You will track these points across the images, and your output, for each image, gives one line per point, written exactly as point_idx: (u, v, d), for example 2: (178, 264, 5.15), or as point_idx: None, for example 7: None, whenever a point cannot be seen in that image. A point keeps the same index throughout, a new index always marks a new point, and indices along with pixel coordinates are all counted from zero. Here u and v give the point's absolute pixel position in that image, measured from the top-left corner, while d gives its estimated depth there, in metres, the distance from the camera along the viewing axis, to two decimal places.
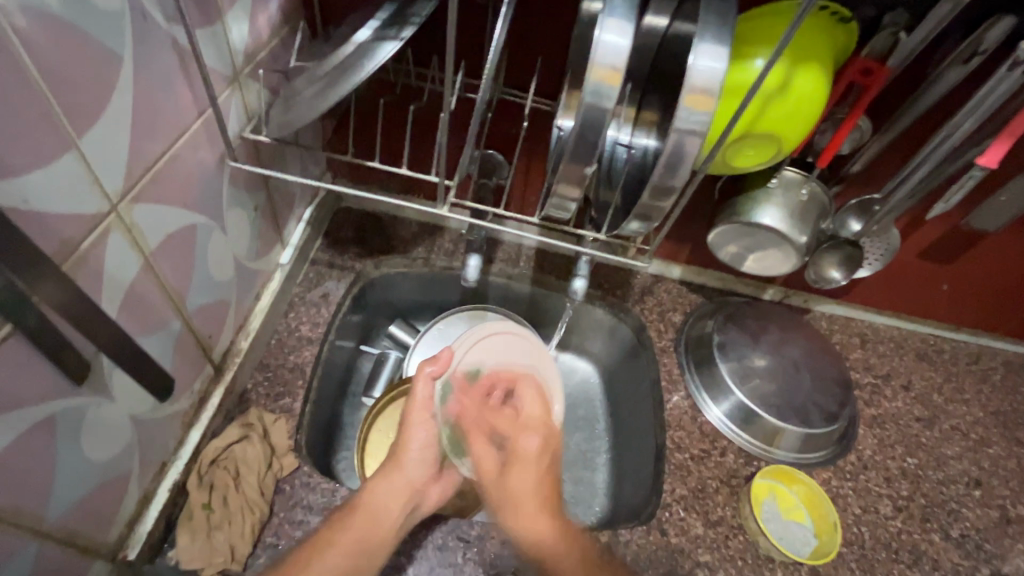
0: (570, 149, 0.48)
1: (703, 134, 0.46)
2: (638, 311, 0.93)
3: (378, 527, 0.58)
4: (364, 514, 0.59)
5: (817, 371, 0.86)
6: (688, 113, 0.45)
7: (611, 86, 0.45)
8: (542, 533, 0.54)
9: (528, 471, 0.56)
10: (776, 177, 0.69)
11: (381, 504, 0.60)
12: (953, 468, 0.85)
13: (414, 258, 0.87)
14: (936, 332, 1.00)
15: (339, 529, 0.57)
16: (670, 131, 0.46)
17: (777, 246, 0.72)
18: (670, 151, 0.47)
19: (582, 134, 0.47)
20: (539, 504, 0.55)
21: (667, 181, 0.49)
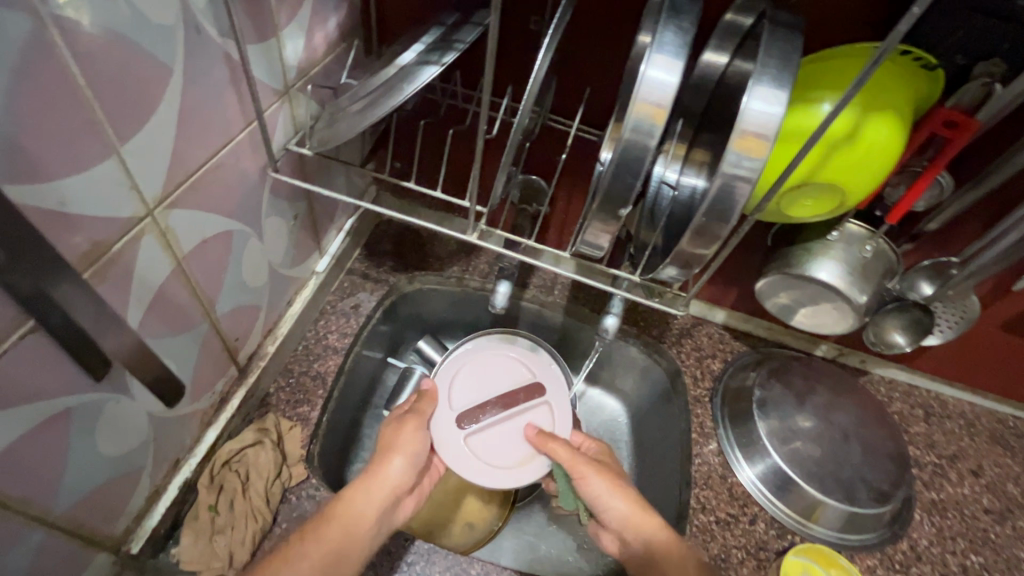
0: (605, 186, 0.45)
1: (752, 181, 0.42)
2: (674, 353, 0.89)
3: (355, 537, 0.51)
4: (343, 520, 0.51)
5: (869, 444, 0.78)
6: (738, 158, 0.42)
7: (654, 125, 0.42)
8: (626, 512, 0.56)
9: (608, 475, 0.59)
10: (838, 229, 0.63)
11: (358, 510, 0.52)
12: None
13: (448, 276, 0.88)
14: (1016, 414, 0.89)
15: (315, 538, 0.50)
16: (715, 174, 0.43)
17: (832, 303, 0.66)
18: (716, 193, 0.43)
19: (622, 171, 0.44)
20: (619, 492, 0.57)
21: (709, 228, 0.46)
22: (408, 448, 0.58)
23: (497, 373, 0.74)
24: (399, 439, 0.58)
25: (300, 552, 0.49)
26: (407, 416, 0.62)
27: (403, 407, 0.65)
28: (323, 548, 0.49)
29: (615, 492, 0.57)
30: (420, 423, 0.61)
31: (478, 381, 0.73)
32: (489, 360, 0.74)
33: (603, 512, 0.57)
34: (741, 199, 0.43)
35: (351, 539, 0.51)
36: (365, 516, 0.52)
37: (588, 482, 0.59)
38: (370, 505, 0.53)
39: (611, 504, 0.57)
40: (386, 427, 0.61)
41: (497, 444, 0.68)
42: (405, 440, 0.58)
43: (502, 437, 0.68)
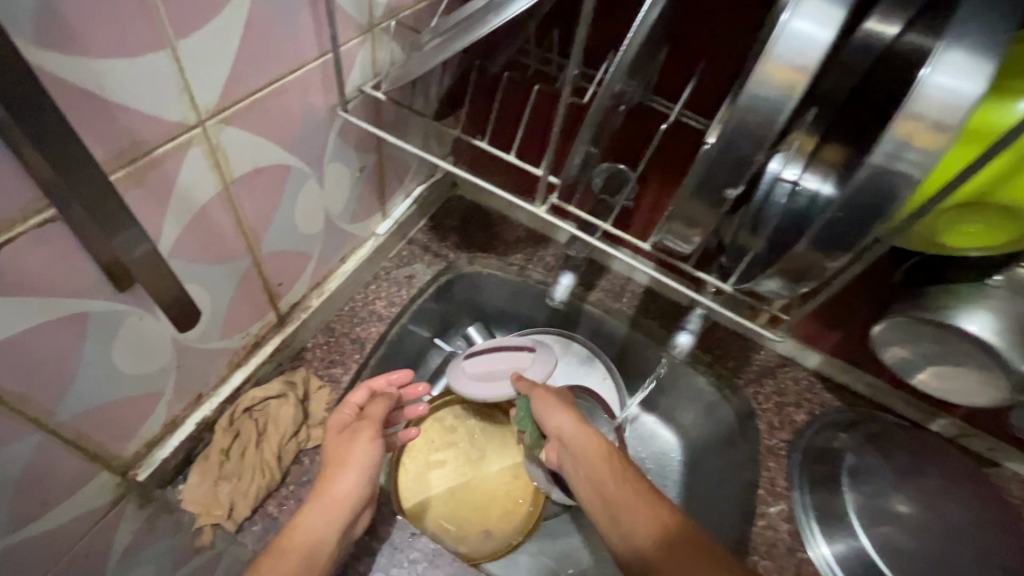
0: (705, 166, 0.37)
1: (914, 181, 0.32)
2: (750, 393, 0.77)
3: (315, 562, 0.50)
4: (299, 548, 0.50)
5: (991, 554, 0.62)
6: (899, 147, 0.31)
7: (789, 94, 0.33)
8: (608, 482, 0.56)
9: (581, 432, 0.61)
10: (1001, 274, 0.50)
11: (317, 535, 0.51)
12: None
13: (510, 263, 0.82)
14: None
15: (270, 573, 0.48)
16: (867, 159, 0.32)
17: (977, 364, 0.52)
18: (864, 182, 0.33)
19: (734, 144, 0.35)
20: (600, 456, 0.58)
21: (842, 233, 0.36)
22: (362, 459, 0.56)
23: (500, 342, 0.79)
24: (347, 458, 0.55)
25: None
26: (356, 428, 0.58)
27: (345, 416, 0.60)
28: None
29: (564, 410, 0.63)
30: (375, 431, 0.57)
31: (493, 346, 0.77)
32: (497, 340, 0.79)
33: (551, 426, 0.63)
34: (896, 198, 0.33)
35: (315, 553, 0.50)
36: (322, 537, 0.51)
37: (540, 399, 0.65)
38: (326, 523, 0.52)
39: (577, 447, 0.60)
40: (334, 441, 0.57)
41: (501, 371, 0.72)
42: (357, 452, 0.56)
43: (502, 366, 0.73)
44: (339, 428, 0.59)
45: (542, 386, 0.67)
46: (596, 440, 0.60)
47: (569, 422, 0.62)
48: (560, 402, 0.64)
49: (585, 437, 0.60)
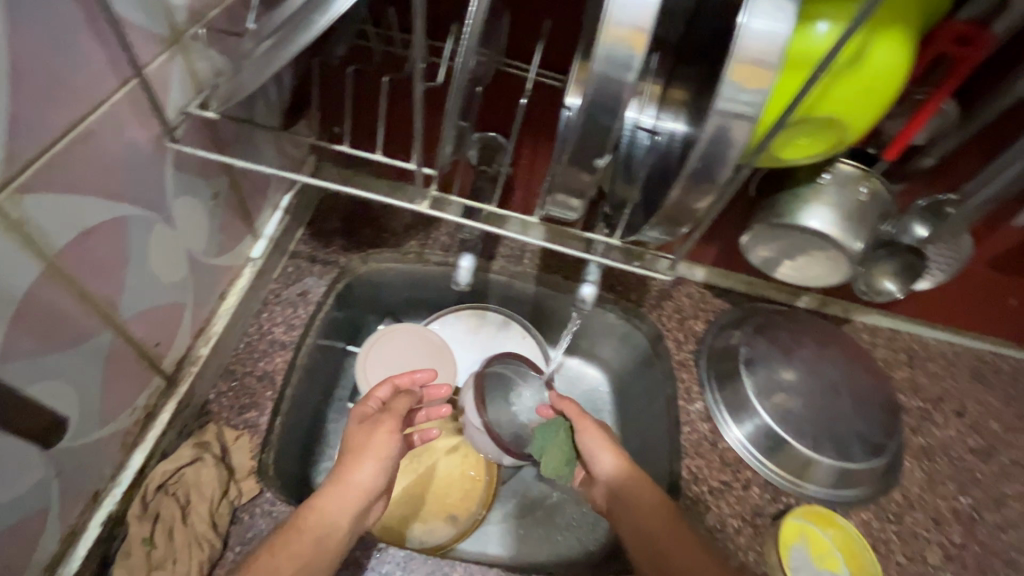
0: (575, 136, 0.38)
1: (753, 118, 0.36)
2: (655, 317, 0.84)
3: (327, 547, 0.52)
4: (313, 530, 0.52)
5: (860, 396, 0.75)
6: (735, 91, 0.35)
7: (633, 52, 0.34)
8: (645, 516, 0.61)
9: (621, 464, 0.66)
10: (829, 172, 0.58)
11: (332, 518, 0.54)
12: (1013, 509, 0.74)
13: (405, 252, 0.81)
14: (990, 348, 0.89)
15: (285, 552, 0.51)
16: (710, 112, 0.36)
17: (824, 252, 0.61)
18: (711, 138, 0.37)
19: (595, 111, 0.36)
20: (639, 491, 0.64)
21: (697, 183, 0.40)
22: (379, 450, 0.59)
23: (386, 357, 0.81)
24: (367, 447, 0.59)
25: (267, 564, 0.50)
26: (377, 421, 0.61)
27: (370, 409, 0.63)
28: (294, 559, 0.50)
29: (608, 450, 0.67)
30: (395, 425, 0.61)
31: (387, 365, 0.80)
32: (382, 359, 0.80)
33: (597, 464, 0.67)
34: (733, 147, 0.37)
35: (322, 548, 0.52)
36: (337, 524, 0.54)
37: (586, 435, 0.69)
38: (340, 507, 0.55)
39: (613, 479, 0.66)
40: (357, 429, 0.60)
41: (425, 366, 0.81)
42: (375, 441, 0.59)
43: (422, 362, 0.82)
44: (360, 420, 0.62)
45: (591, 417, 0.70)
46: (634, 472, 0.65)
47: (608, 456, 0.67)
48: (607, 442, 0.68)
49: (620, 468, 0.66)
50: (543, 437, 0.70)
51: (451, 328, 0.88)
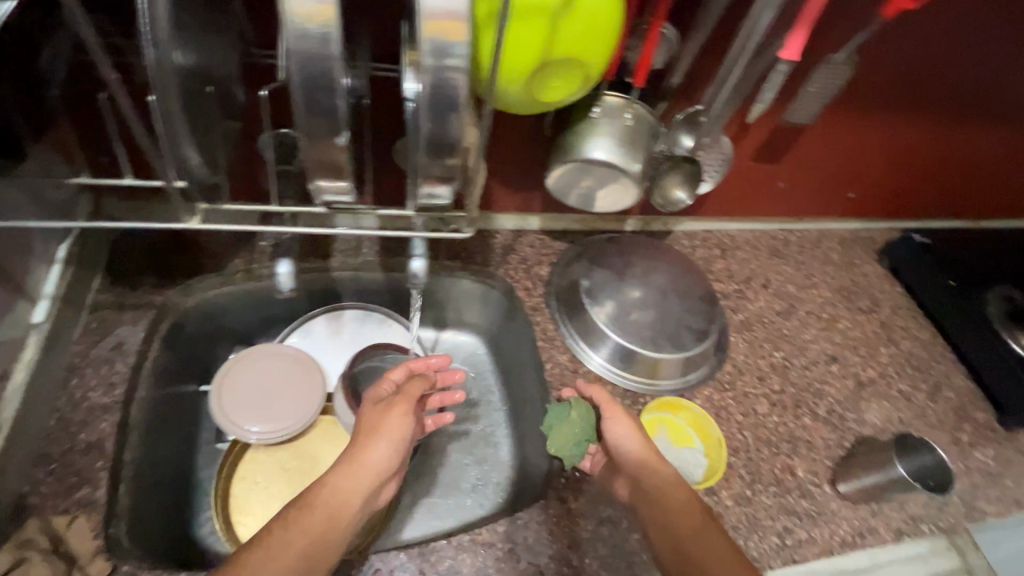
0: (301, 113, 0.40)
1: (463, 67, 0.39)
2: (504, 273, 0.88)
3: (338, 524, 0.55)
4: (324, 509, 0.55)
5: (684, 294, 0.86)
6: (433, 44, 0.38)
7: (324, 25, 0.37)
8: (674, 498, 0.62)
9: (645, 448, 0.65)
10: (598, 106, 0.64)
11: (338, 498, 0.56)
12: (813, 350, 0.91)
13: (232, 273, 0.77)
14: (781, 227, 1.04)
15: (297, 527, 0.53)
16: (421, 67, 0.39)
17: (615, 180, 0.67)
18: (432, 91, 0.40)
19: (308, 85, 0.39)
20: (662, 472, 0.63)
21: (439, 133, 0.42)
22: (394, 432, 0.62)
23: (247, 399, 0.78)
24: (382, 428, 0.61)
25: (281, 539, 0.52)
26: (390, 403, 0.64)
27: (384, 390, 0.67)
28: (306, 536, 0.53)
29: (633, 437, 0.66)
30: (408, 408, 0.64)
31: (255, 405, 0.78)
32: (248, 404, 0.77)
33: (620, 452, 0.66)
34: (457, 91, 0.40)
35: (334, 527, 0.54)
36: (347, 504, 0.56)
37: (613, 421, 0.67)
38: (353, 485, 0.58)
39: (642, 464, 0.64)
40: (372, 410, 0.64)
41: (285, 385, 0.80)
42: (390, 421, 0.62)
43: (280, 384, 0.79)
44: (375, 402, 0.65)
45: (618, 403, 0.68)
46: (655, 455, 0.65)
47: (633, 439, 0.66)
48: (631, 428, 0.66)
49: (646, 453, 0.65)
50: (554, 416, 0.70)
51: (316, 333, 0.86)
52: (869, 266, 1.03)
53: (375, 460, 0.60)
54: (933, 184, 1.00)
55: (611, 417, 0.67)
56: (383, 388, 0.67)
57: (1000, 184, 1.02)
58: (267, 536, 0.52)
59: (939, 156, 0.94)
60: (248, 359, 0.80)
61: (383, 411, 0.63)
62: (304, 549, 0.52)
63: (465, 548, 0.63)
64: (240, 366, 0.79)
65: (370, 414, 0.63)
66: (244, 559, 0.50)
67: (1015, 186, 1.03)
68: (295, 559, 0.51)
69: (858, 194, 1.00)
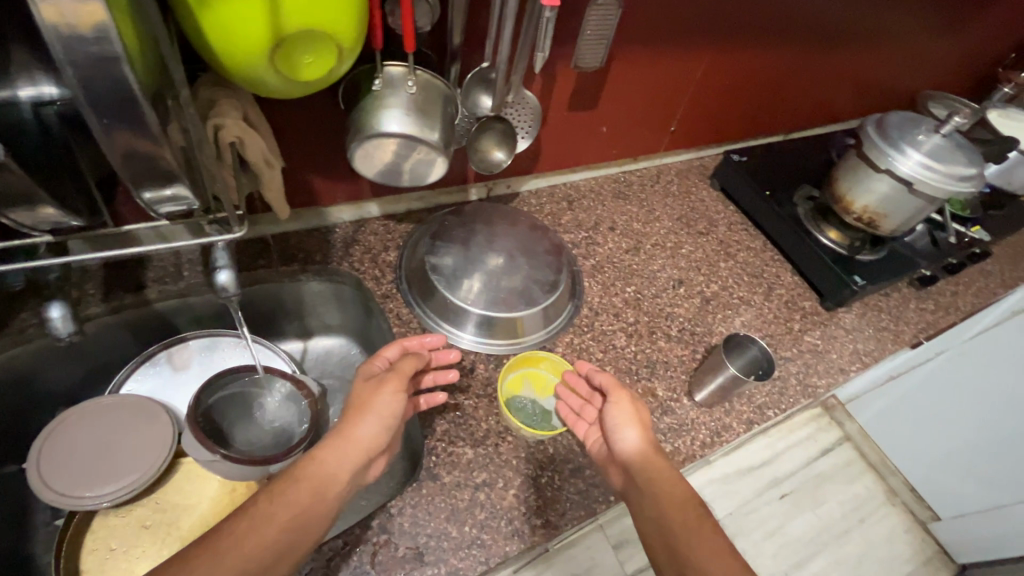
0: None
1: (104, 46, 0.36)
2: (349, 266, 0.85)
3: (322, 499, 0.55)
4: (310, 484, 0.55)
5: (531, 251, 0.89)
6: (58, 29, 0.34)
7: None
8: (661, 471, 0.62)
9: (638, 421, 0.67)
10: (379, 79, 0.62)
11: (328, 471, 0.56)
12: (661, 278, 0.98)
13: (23, 330, 0.68)
14: (620, 169, 1.09)
15: (280, 501, 0.53)
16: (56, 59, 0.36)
17: (420, 155, 0.65)
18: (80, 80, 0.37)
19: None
20: (652, 452, 0.64)
21: (127, 128, 0.41)
22: (382, 408, 0.61)
23: (79, 468, 0.68)
24: (373, 404, 0.61)
25: (268, 512, 0.52)
26: (381, 379, 0.64)
27: (378, 366, 0.67)
28: (291, 509, 0.53)
29: (632, 425, 0.66)
30: (400, 386, 0.63)
31: (91, 471, 0.69)
32: (80, 474, 0.68)
33: (616, 440, 0.66)
34: (122, 84, 0.38)
35: (319, 499, 0.54)
36: (337, 478, 0.56)
37: (612, 405, 0.68)
38: (339, 463, 0.57)
39: (635, 439, 0.65)
40: (365, 386, 0.63)
41: (120, 438, 0.71)
42: (383, 401, 0.61)
43: (115, 439, 0.71)
44: (370, 377, 0.65)
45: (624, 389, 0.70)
46: (649, 437, 0.66)
47: (627, 414, 0.67)
48: (631, 416, 0.67)
49: (641, 430, 0.66)
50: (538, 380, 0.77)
51: (161, 372, 0.79)
52: (703, 193, 1.13)
53: (363, 439, 0.59)
54: (741, 105, 1.09)
55: (614, 397, 0.68)
56: (377, 365, 0.67)
57: (798, 91, 1.13)
58: (251, 508, 0.52)
59: (737, 77, 1.02)
60: (65, 428, 0.70)
61: (374, 390, 0.63)
62: (282, 529, 0.51)
63: (336, 552, 0.61)
64: (57, 438, 0.70)
65: (363, 389, 0.63)
66: (232, 527, 0.51)
67: (812, 89, 1.15)
68: (275, 530, 0.51)
69: (679, 125, 1.07)
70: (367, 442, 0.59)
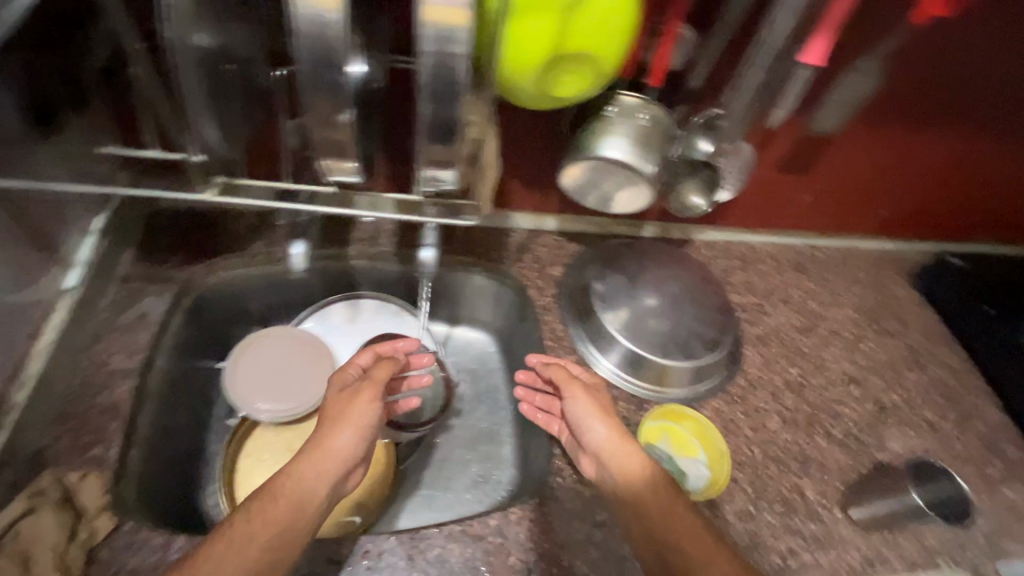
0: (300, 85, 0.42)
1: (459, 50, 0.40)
2: (516, 271, 0.88)
3: (302, 513, 0.56)
4: (289, 497, 0.56)
5: (698, 303, 0.85)
6: (434, 29, 0.40)
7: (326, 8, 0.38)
8: (644, 492, 0.61)
9: (618, 436, 0.64)
10: (613, 105, 0.64)
11: (305, 485, 0.57)
12: (833, 369, 0.88)
13: (253, 255, 0.79)
14: (807, 242, 0.99)
15: (260, 517, 0.54)
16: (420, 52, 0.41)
17: (632, 183, 0.65)
18: (429, 72, 0.42)
19: (315, 70, 0.41)
20: (640, 473, 0.62)
21: (444, 115, 0.44)
22: (358, 420, 0.61)
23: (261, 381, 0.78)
24: (349, 412, 0.61)
25: (248, 530, 0.53)
26: (354, 390, 0.63)
27: (347, 377, 0.66)
28: (271, 525, 0.54)
29: (597, 417, 0.66)
30: (374, 394, 0.63)
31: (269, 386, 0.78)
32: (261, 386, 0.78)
33: (587, 435, 0.65)
34: (458, 74, 0.42)
35: (299, 515, 0.55)
36: (312, 492, 0.57)
37: (575, 403, 0.67)
38: (315, 475, 0.58)
39: (613, 456, 0.63)
40: (336, 398, 0.63)
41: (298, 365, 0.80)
42: (356, 410, 0.61)
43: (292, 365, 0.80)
44: (339, 389, 0.64)
45: (579, 381, 0.69)
46: (632, 449, 0.64)
47: (602, 419, 0.65)
48: (594, 408, 0.66)
49: (618, 439, 0.64)
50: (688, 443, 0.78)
51: (333, 318, 0.87)
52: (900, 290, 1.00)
53: (340, 447, 0.59)
54: (978, 202, 0.95)
55: (575, 398, 0.67)
56: (345, 376, 0.66)
57: None
58: (229, 528, 0.53)
59: (983, 169, 0.90)
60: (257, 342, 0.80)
61: (351, 397, 0.62)
62: (267, 545, 0.52)
63: (454, 537, 0.63)
64: (248, 349, 0.79)
65: (334, 400, 0.63)
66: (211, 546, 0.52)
67: None
68: (258, 549, 0.52)
69: (893, 209, 0.96)
70: (349, 449, 0.60)
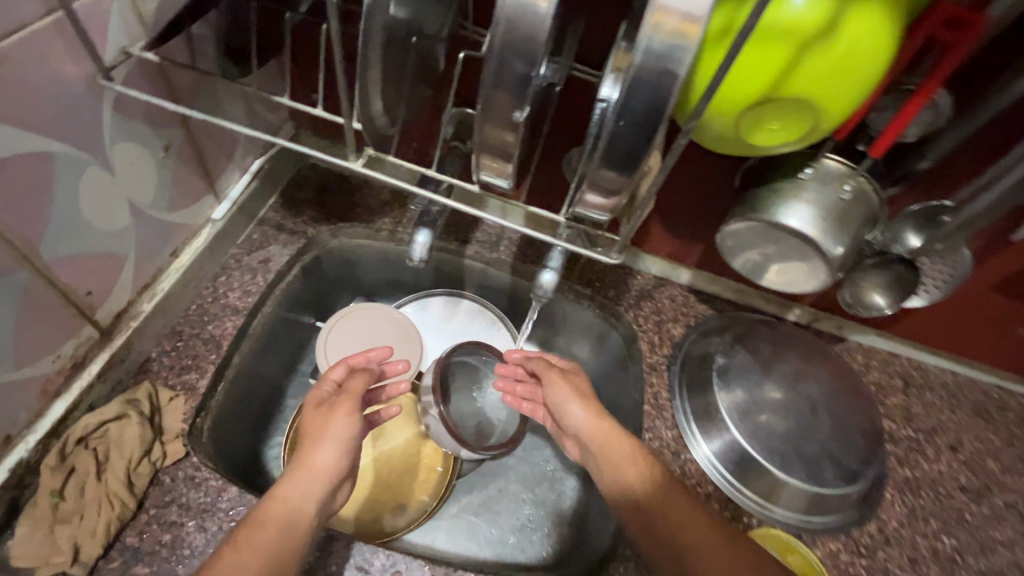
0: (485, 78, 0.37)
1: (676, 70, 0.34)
2: (631, 317, 0.79)
3: (294, 536, 0.48)
4: (276, 518, 0.48)
5: (840, 418, 0.70)
6: (654, 40, 0.33)
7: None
8: (631, 479, 0.57)
9: (602, 426, 0.61)
10: (812, 166, 0.53)
11: (299, 503, 0.50)
12: (1002, 557, 0.68)
13: (377, 230, 0.78)
14: (998, 382, 0.80)
15: (250, 545, 0.45)
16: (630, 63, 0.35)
17: (805, 259, 0.56)
18: (630, 88, 0.35)
19: (504, 60, 0.36)
20: (627, 461, 0.59)
21: (627, 141, 0.38)
22: (339, 434, 0.54)
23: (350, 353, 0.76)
24: (328, 426, 0.54)
25: (236, 561, 0.44)
26: (332, 404, 0.56)
27: (324, 391, 0.59)
28: (261, 550, 0.46)
29: (573, 398, 0.63)
30: (354, 407, 0.56)
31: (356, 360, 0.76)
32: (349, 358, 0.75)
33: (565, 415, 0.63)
34: (665, 98, 0.35)
35: (290, 538, 0.47)
36: (303, 511, 0.49)
37: (552, 387, 0.65)
38: (305, 493, 0.50)
39: (606, 450, 0.60)
40: (314, 415, 0.56)
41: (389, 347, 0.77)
42: (335, 424, 0.54)
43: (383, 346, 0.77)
44: (315, 402, 0.57)
45: (554, 368, 0.66)
46: (631, 452, 0.59)
47: (578, 404, 0.63)
48: (571, 390, 0.64)
49: (600, 430, 0.61)
50: None
51: (431, 310, 0.85)
52: None
53: (326, 465, 0.52)
54: None
55: (552, 381, 0.65)
56: (324, 387, 0.59)
57: None
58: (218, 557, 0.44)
59: None
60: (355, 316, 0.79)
61: (324, 412, 0.56)
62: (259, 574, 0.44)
63: None
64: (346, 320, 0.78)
65: (308, 415, 0.56)
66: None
67: None
68: None
69: None
70: (332, 469, 0.53)
